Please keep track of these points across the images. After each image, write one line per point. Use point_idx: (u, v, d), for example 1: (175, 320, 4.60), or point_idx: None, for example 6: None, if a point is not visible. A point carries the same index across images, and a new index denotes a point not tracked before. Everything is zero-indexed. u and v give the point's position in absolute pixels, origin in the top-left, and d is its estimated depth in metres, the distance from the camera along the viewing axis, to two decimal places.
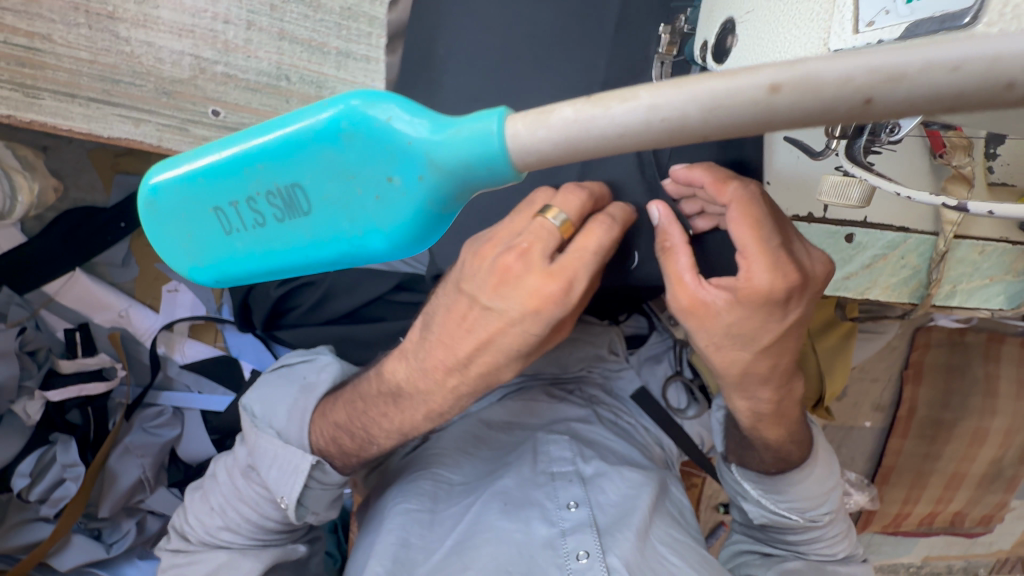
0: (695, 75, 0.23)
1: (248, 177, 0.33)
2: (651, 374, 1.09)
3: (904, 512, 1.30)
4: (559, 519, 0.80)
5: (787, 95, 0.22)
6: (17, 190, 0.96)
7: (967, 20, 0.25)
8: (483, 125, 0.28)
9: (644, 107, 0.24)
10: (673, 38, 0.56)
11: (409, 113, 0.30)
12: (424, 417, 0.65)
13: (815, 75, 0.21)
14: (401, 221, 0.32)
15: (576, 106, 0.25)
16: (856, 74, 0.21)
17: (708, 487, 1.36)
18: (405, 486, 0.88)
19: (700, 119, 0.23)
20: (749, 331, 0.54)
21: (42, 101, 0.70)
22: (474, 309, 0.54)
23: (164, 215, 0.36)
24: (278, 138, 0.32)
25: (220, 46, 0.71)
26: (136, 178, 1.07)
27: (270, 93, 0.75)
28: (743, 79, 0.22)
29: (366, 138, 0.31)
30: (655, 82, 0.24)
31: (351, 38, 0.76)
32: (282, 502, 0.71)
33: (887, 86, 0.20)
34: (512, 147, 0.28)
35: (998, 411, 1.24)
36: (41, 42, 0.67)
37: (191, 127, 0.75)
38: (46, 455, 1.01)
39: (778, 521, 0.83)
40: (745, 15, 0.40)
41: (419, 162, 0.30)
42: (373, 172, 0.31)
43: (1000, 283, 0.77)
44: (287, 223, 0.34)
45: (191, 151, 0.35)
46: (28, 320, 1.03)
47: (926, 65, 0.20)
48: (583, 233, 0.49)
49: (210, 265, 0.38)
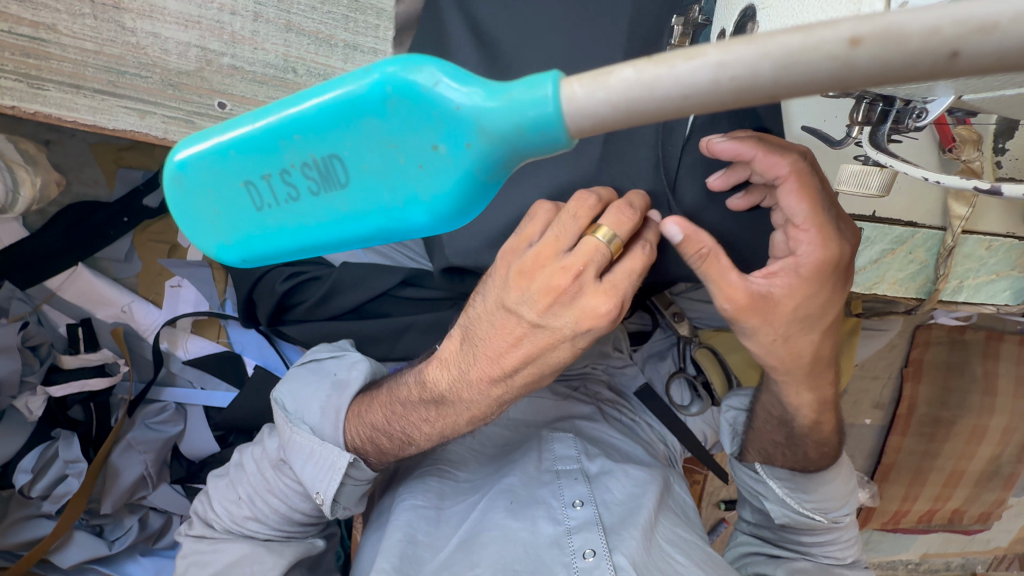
0: (767, 32, 0.22)
1: (283, 149, 0.33)
2: (655, 372, 1.08)
3: (903, 509, 1.30)
4: (564, 518, 0.79)
5: (868, 49, 0.20)
6: (19, 185, 0.95)
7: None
8: (538, 89, 0.27)
9: (712, 65, 0.22)
10: (685, 29, 0.56)
11: (456, 78, 0.29)
12: (468, 421, 0.65)
13: (898, 26, 0.20)
14: (445, 191, 0.31)
15: (637, 66, 0.24)
16: (945, 25, 0.19)
17: (710, 484, 1.36)
18: (413, 482, 0.88)
19: (771, 79, 0.22)
20: (812, 315, 0.59)
21: (46, 92, 0.68)
22: (522, 323, 0.53)
23: (193, 190, 0.36)
24: (315, 107, 0.31)
25: (226, 38, 0.71)
26: (139, 172, 1.06)
27: (277, 85, 0.74)
28: (820, 34, 0.21)
29: (410, 104, 0.30)
30: (722, 40, 0.23)
31: (358, 31, 0.76)
32: (317, 498, 0.71)
33: (978, 37, 0.19)
34: (570, 110, 0.26)
35: (997, 410, 1.24)
36: (46, 32, 0.66)
37: (197, 120, 0.73)
38: (49, 451, 1.00)
39: (800, 521, 0.83)
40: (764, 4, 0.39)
41: (467, 129, 0.29)
42: (417, 140, 0.30)
43: (1006, 279, 0.76)
44: (322, 196, 0.33)
45: (221, 123, 0.34)
46: (31, 315, 1.03)
47: (1021, 14, 0.19)
48: (629, 257, 0.51)
49: (238, 242, 0.37)
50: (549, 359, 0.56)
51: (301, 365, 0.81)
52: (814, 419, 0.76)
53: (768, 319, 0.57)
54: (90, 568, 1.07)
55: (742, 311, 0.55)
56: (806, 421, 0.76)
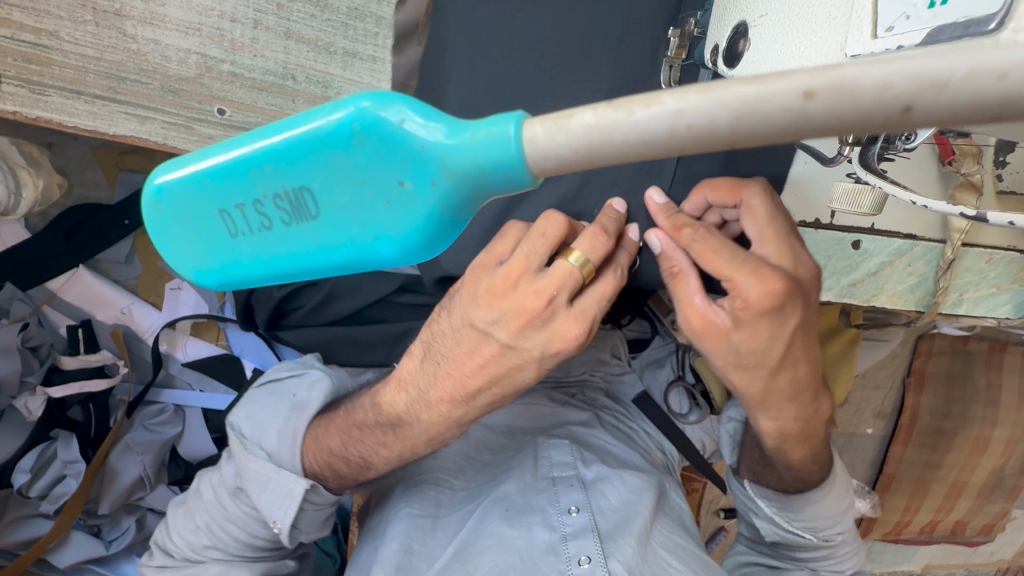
0: (722, 81, 0.22)
1: (255, 179, 0.33)
2: (654, 379, 1.08)
3: (904, 520, 1.29)
4: (560, 524, 0.79)
5: (822, 100, 0.20)
6: (22, 186, 0.98)
7: (992, 25, 0.22)
8: (501, 129, 0.27)
9: (670, 112, 0.23)
10: (681, 42, 0.59)
11: (422, 115, 0.29)
12: (424, 442, 0.65)
13: (851, 79, 0.20)
14: (413, 227, 0.31)
15: (596, 110, 0.24)
16: (896, 80, 0.19)
17: (708, 492, 1.36)
18: (408, 491, 0.88)
19: (728, 126, 0.22)
20: (759, 352, 0.57)
21: (48, 97, 0.68)
22: (491, 342, 0.53)
23: (169, 217, 0.36)
24: (286, 140, 0.31)
25: (226, 45, 0.69)
26: (140, 176, 1.06)
27: (276, 92, 0.73)
28: (774, 84, 0.21)
29: (378, 141, 0.30)
30: (680, 85, 0.23)
31: (357, 38, 0.73)
32: (275, 526, 0.72)
33: (930, 93, 0.19)
34: (530, 151, 0.26)
35: (1000, 421, 1.23)
36: (48, 39, 0.65)
37: (196, 126, 0.73)
38: (47, 452, 1.00)
39: (789, 539, 0.83)
40: (756, 19, 0.38)
41: (432, 167, 0.29)
42: (384, 175, 0.30)
43: (1007, 292, 0.75)
44: (294, 227, 0.33)
45: (196, 151, 0.34)
46: (32, 316, 1.04)
47: (973, 70, 0.19)
48: (600, 282, 0.52)
49: (214, 268, 0.37)
50: (514, 380, 0.56)
51: (262, 388, 0.80)
52: (776, 446, 0.74)
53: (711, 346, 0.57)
54: (86, 569, 1.07)
55: (696, 333, 0.57)
56: (769, 446, 0.74)
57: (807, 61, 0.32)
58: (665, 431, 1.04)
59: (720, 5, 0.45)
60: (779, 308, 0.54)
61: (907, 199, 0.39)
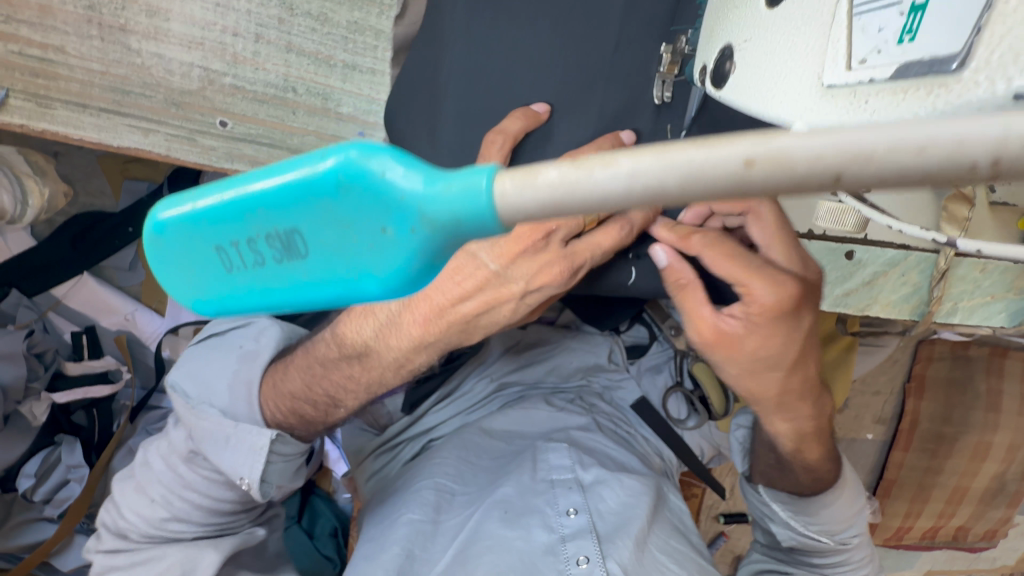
0: (673, 143, 0.20)
1: (246, 219, 0.29)
2: (651, 384, 1.09)
3: (905, 525, 1.29)
4: (559, 525, 0.82)
5: (763, 168, 0.19)
6: (28, 194, 0.93)
7: (955, 65, 0.25)
8: (473, 181, 0.24)
9: (625, 174, 0.20)
10: (673, 58, 0.64)
11: (402, 160, 0.26)
12: (391, 373, 0.75)
13: (786, 150, 0.18)
14: (399, 272, 0.28)
15: (560, 167, 0.22)
16: (829, 152, 0.18)
17: (709, 497, 1.36)
18: (409, 496, 0.89)
19: (678, 191, 0.20)
20: (770, 358, 0.62)
21: (54, 110, 0.69)
22: (483, 268, 0.64)
23: (157, 253, 0.32)
24: (277, 180, 0.28)
25: (229, 59, 0.70)
26: (143, 183, 1.08)
27: (278, 104, 0.74)
28: (722, 149, 0.19)
29: (361, 188, 0.27)
30: (636, 146, 0.21)
31: (357, 51, 0.75)
32: (243, 482, 0.76)
33: (856, 164, 0.18)
34: (501, 206, 0.23)
35: (1001, 427, 1.22)
36: (55, 54, 0.66)
37: (198, 138, 0.74)
38: (52, 456, 1.04)
39: (806, 543, 0.84)
40: (743, 43, 0.39)
41: (411, 215, 0.26)
42: (365, 221, 0.27)
43: (1001, 301, 0.75)
44: (285, 267, 0.29)
45: (195, 187, 0.30)
46: (37, 322, 1.06)
47: (893, 145, 0.17)
48: (602, 231, 0.63)
49: (211, 305, 0.32)
50: (495, 312, 0.68)
51: (203, 345, 0.85)
52: (794, 447, 0.78)
53: (730, 353, 0.62)
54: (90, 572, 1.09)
55: (709, 345, 0.62)
56: (787, 448, 0.79)
57: (787, 89, 0.33)
58: (664, 435, 1.05)
59: (710, 26, 0.45)
60: (796, 313, 0.59)
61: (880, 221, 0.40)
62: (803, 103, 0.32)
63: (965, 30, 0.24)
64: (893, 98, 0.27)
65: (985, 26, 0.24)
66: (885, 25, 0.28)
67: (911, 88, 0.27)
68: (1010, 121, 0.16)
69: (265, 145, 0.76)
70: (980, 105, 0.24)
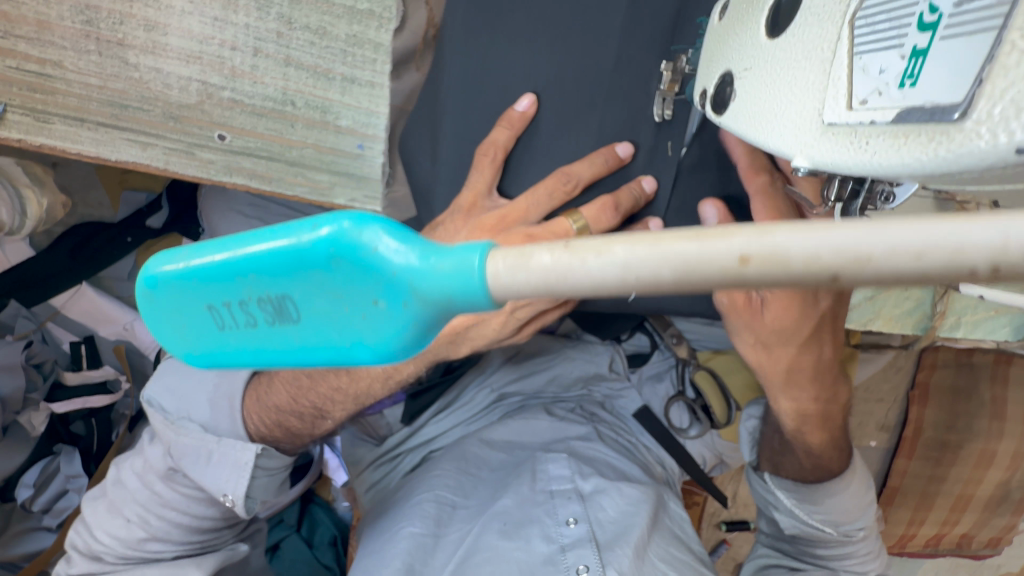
0: (666, 234, 0.21)
1: (240, 283, 0.30)
2: (653, 393, 1.08)
3: (909, 532, 1.29)
4: (558, 536, 0.81)
5: (757, 266, 0.20)
6: (26, 205, 0.92)
7: (956, 115, 0.24)
8: (463, 262, 0.25)
9: (620, 264, 0.22)
10: (673, 76, 0.62)
11: (397, 235, 0.27)
12: (379, 385, 0.75)
13: (782, 248, 0.20)
14: (389, 343, 0.28)
15: (554, 252, 0.23)
16: (822, 252, 0.19)
17: (710, 505, 1.36)
18: (410, 508, 0.88)
19: (673, 281, 0.21)
20: (785, 330, 0.68)
21: (52, 125, 0.68)
22: None
23: (160, 307, 0.33)
24: (271, 249, 0.29)
25: (227, 72, 0.70)
26: (143, 194, 1.08)
27: (276, 118, 0.73)
28: (714, 243, 0.20)
29: (355, 262, 0.28)
30: (629, 233, 0.22)
31: (355, 64, 0.73)
32: (228, 499, 0.77)
33: (853, 268, 0.19)
34: (494, 286, 0.25)
35: (1006, 435, 1.22)
36: (52, 68, 0.65)
37: (196, 151, 0.73)
38: (51, 465, 1.04)
39: (809, 532, 0.89)
40: (742, 72, 0.39)
41: (404, 290, 0.27)
42: (359, 293, 0.28)
43: (1007, 315, 0.74)
44: (275, 330, 0.30)
45: (194, 247, 0.31)
46: (35, 333, 1.06)
47: (891, 251, 0.18)
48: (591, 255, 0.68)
49: (201, 358, 0.33)
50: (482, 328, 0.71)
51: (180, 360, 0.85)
52: (796, 426, 0.83)
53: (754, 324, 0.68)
54: None
55: (735, 308, 0.67)
56: (789, 427, 0.84)
57: (787, 121, 0.33)
58: (665, 444, 1.05)
59: (708, 52, 0.45)
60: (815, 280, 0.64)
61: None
62: (802, 138, 0.32)
63: (964, 81, 0.24)
64: (892, 142, 0.27)
65: (987, 79, 0.23)
66: (886, 67, 0.28)
67: (911, 133, 0.26)
68: (1019, 227, 0.17)
69: (263, 158, 0.75)
70: (982, 156, 0.24)
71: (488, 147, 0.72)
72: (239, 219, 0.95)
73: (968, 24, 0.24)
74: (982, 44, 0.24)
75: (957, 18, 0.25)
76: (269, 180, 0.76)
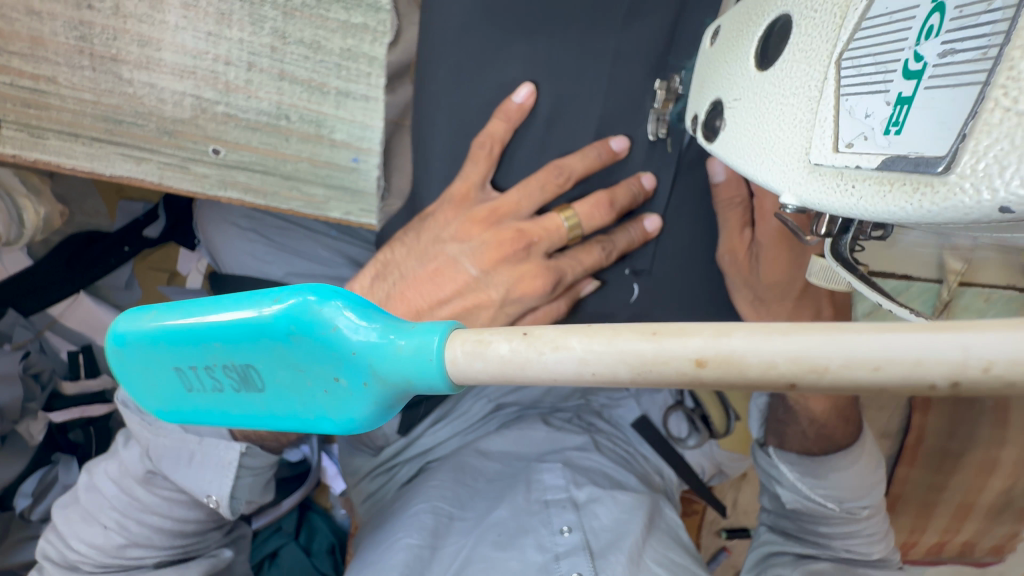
0: (620, 331, 0.24)
1: (205, 350, 0.33)
2: (651, 403, 1.06)
3: (910, 540, 1.26)
4: (553, 544, 0.82)
5: (712, 369, 0.23)
6: (22, 212, 0.90)
7: (940, 168, 0.25)
8: (419, 347, 0.28)
9: (576, 358, 0.24)
10: (668, 95, 0.66)
11: (358, 315, 0.30)
12: None
13: (737, 356, 0.22)
14: (349, 418, 0.31)
15: (511, 342, 0.26)
16: (780, 362, 0.22)
17: (709, 513, 1.35)
18: (406, 519, 0.88)
19: (629, 378, 0.24)
20: (780, 284, 0.75)
21: (46, 141, 0.69)
22: (467, 275, 0.75)
23: (130, 363, 0.36)
24: (234, 323, 0.31)
25: (220, 87, 0.69)
26: (139, 204, 1.10)
27: (271, 132, 0.73)
28: (670, 344, 0.23)
29: (315, 342, 0.30)
30: (585, 329, 0.25)
31: (350, 78, 0.72)
32: (212, 500, 0.80)
33: (811, 376, 0.22)
34: (450, 369, 0.27)
35: (1009, 442, 1.16)
36: (46, 84, 0.66)
37: (191, 165, 0.73)
38: (49, 475, 1.05)
39: (811, 507, 0.88)
40: (732, 102, 0.40)
41: (364, 371, 0.30)
42: (321, 370, 0.31)
43: None
44: (241, 395, 0.33)
45: (159, 310, 0.34)
46: (33, 342, 1.07)
47: (848, 361, 0.21)
48: (585, 251, 0.74)
49: (172, 412, 0.36)
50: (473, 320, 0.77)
51: None
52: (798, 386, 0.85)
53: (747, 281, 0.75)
54: None
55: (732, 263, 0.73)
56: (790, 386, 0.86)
57: (777, 156, 0.34)
58: (664, 454, 1.05)
59: (700, 79, 0.47)
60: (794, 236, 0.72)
61: (874, 299, 0.37)
62: (791, 175, 0.33)
63: (950, 134, 0.24)
64: (878, 189, 0.28)
65: (970, 134, 0.24)
66: (872, 112, 0.28)
67: (897, 181, 0.27)
68: (982, 341, 0.20)
69: (258, 172, 0.75)
70: (967, 208, 0.24)
71: (485, 139, 0.71)
72: (233, 231, 0.96)
73: (954, 74, 0.25)
74: (967, 97, 0.24)
75: (942, 68, 0.25)
76: (264, 194, 0.77)
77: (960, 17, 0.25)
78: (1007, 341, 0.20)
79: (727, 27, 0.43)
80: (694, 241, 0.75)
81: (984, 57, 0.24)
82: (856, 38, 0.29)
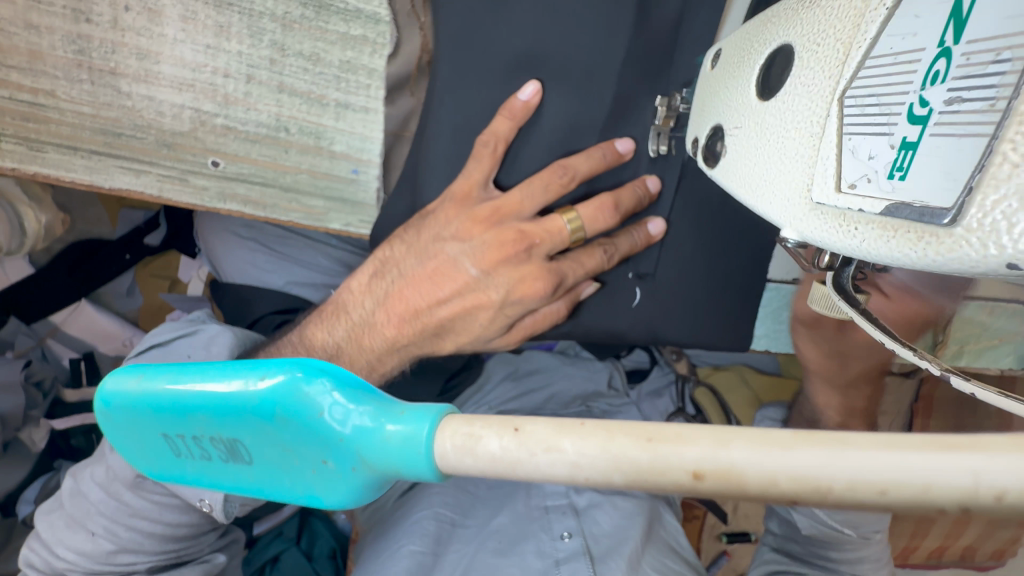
0: (616, 431, 0.23)
1: (192, 421, 0.32)
2: (652, 408, 1.07)
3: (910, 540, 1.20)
4: (553, 550, 0.81)
5: (710, 482, 0.22)
6: (23, 219, 0.89)
7: (946, 220, 0.24)
8: (407, 436, 0.27)
9: (567, 464, 0.24)
10: (668, 112, 0.64)
11: (348, 397, 0.30)
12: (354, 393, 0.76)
13: (737, 471, 0.21)
14: (336, 501, 0.31)
15: (502, 440, 0.25)
16: (781, 479, 0.21)
17: (710, 516, 1.34)
18: (410, 526, 0.87)
19: (623, 485, 0.23)
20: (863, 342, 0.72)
21: (46, 154, 0.69)
22: (466, 274, 0.72)
23: (116, 425, 0.35)
24: (223, 399, 0.31)
25: (220, 100, 0.69)
26: (141, 213, 1.11)
27: (270, 144, 0.73)
28: (666, 454, 0.22)
29: (304, 424, 0.30)
30: (579, 430, 0.24)
31: (348, 90, 0.72)
32: (205, 503, 0.78)
33: (813, 497, 0.21)
34: (440, 463, 0.26)
35: None
36: (45, 97, 0.66)
37: (191, 178, 0.73)
38: (51, 482, 1.03)
39: (828, 534, 0.86)
40: (733, 130, 0.40)
41: (352, 457, 0.29)
42: (309, 452, 0.31)
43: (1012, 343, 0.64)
44: (227, 468, 0.33)
45: (149, 376, 0.34)
46: (35, 350, 1.07)
47: (853, 483, 0.21)
48: (587, 252, 0.72)
49: (158, 475, 0.36)
50: (470, 320, 0.76)
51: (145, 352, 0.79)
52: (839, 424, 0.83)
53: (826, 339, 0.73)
54: None
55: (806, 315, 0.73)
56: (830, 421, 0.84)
57: (780, 189, 0.34)
58: None
59: (701, 100, 0.47)
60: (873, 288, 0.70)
61: (876, 336, 0.36)
62: (794, 211, 0.33)
63: (957, 186, 0.24)
64: (880, 233, 0.28)
65: (977, 187, 0.23)
66: (876, 153, 0.28)
67: (901, 228, 0.27)
68: (993, 468, 0.20)
69: (257, 184, 0.76)
70: (974, 260, 0.25)
71: (489, 138, 0.68)
72: (234, 240, 0.95)
73: (958, 124, 0.25)
74: (972, 148, 0.24)
75: (948, 117, 0.25)
76: (263, 206, 0.77)
77: (967, 65, 0.24)
78: (1017, 467, 0.19)
79: (728, 53, 0.43)
80: (698, 247, 0.74)
81: (993, 108, 0.23)
82: (859, 77, 0.29)
